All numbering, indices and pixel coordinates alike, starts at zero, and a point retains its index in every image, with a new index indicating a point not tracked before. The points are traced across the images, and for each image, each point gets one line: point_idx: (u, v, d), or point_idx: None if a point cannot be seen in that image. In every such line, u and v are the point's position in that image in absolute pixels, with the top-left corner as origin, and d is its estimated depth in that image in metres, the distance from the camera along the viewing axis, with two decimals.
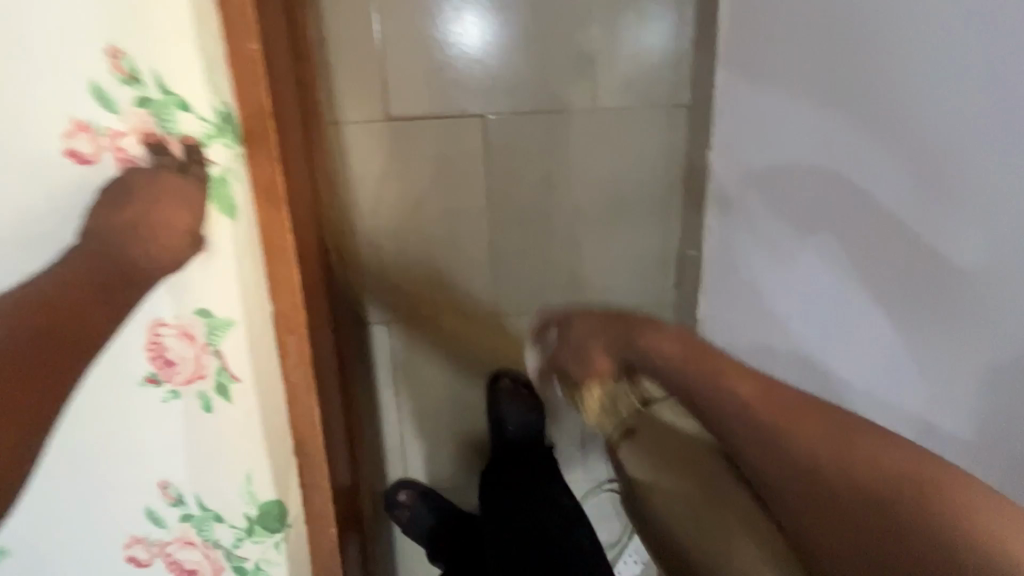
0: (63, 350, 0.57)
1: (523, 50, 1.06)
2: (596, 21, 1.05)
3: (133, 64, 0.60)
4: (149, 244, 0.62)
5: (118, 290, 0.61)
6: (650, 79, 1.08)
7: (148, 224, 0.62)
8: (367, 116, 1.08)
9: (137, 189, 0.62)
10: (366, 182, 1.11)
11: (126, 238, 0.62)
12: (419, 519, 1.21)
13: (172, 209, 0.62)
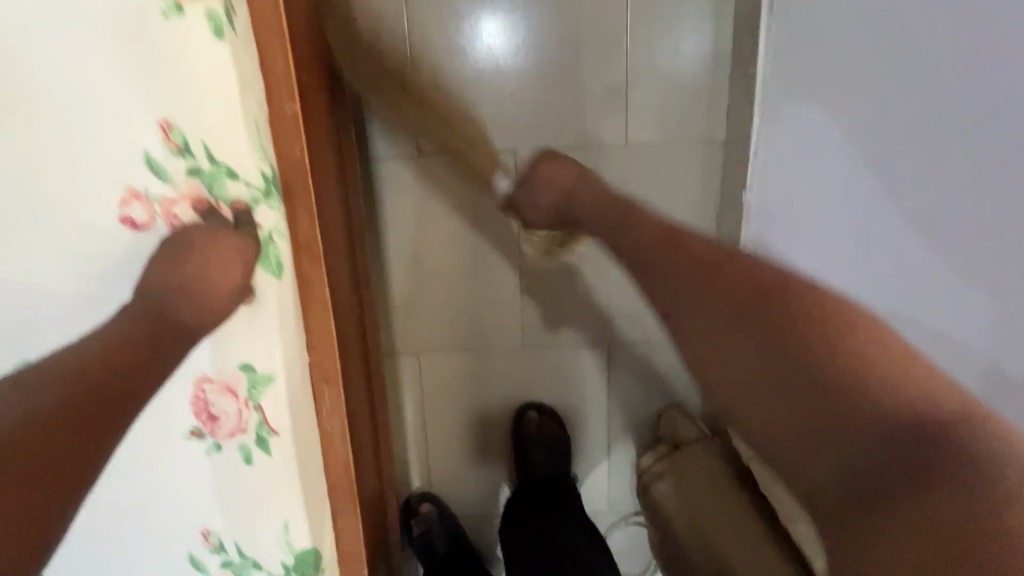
0: (106, 410, 0.53)
1: (551, 82, 1.06)
2: (627, 55, 1.04)
3: (183, 136, 0.62)
4: (192, 308, 0.63)
5: (163, 350, 0.60)
6: (683, 114, 1.07)
7: (189, 284, 0.63)
8: (399, 152, 1.09)
9: (184, 252, 0.64)
10: (393, 212, 1.12)
11: (173, 303, 0.62)
12: (431, 540, 1.21)
13: (222, 273, 0.63)
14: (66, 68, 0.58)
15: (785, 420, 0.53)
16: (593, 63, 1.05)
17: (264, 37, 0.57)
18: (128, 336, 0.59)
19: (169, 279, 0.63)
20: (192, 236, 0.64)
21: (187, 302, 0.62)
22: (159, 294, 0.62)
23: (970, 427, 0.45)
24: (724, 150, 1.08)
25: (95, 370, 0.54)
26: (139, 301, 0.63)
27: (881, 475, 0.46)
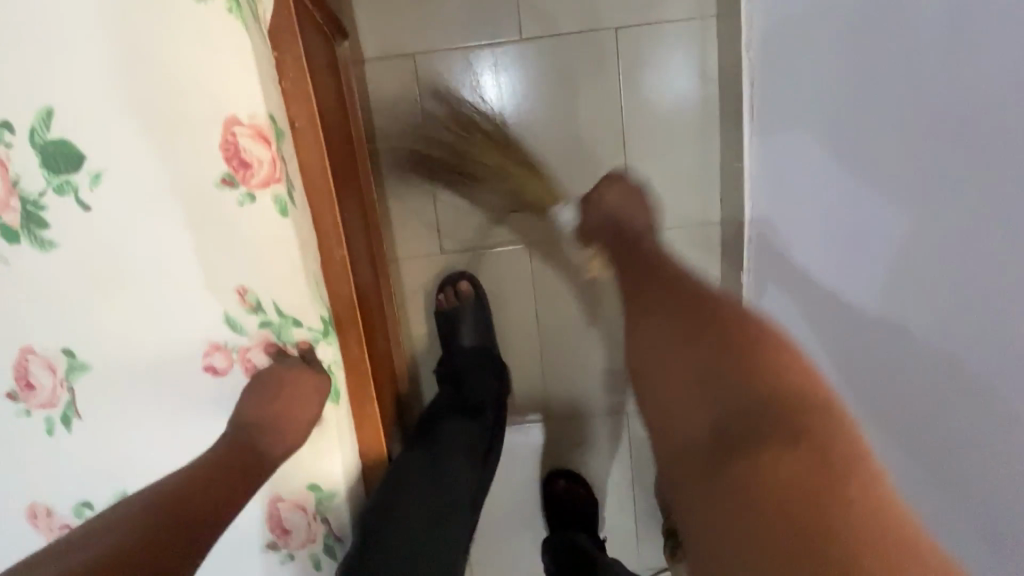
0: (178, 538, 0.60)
1: (553, 175, 1.21)
2: (615, 150, 1.21)
3: (256, 296, 0.73)
4: (281, 437, 0.73)
5: (246, 475, 0.69)
6: (679, 202, 1.23)
7: (275, 416, 0.73)
8: (422, 250, 1.25)
9: (267, 386, 0.74)
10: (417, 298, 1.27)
11: (265, 433, 0.73)
12: (460, 316, 1.19)
13: (305, 403, 0.75)
14: (167, 251, 0.71)
15: (687, 372, 0.64)
16: (592, 166, 1.22)
17: (316, 199, 0.81)
18: (222, 467, 0.69)
19: (259, 413, 0.73)
20: (282, 371, 0.74)
21: (278, 434, 0.73)
22: (253, 427, 0.73)
23: (812, 419, 0.54)
24: (717, 229, 1.23)
25: (190, 497, 0.64)
26: (241, 429, 0.73)
27: (743, 425, 0.56)
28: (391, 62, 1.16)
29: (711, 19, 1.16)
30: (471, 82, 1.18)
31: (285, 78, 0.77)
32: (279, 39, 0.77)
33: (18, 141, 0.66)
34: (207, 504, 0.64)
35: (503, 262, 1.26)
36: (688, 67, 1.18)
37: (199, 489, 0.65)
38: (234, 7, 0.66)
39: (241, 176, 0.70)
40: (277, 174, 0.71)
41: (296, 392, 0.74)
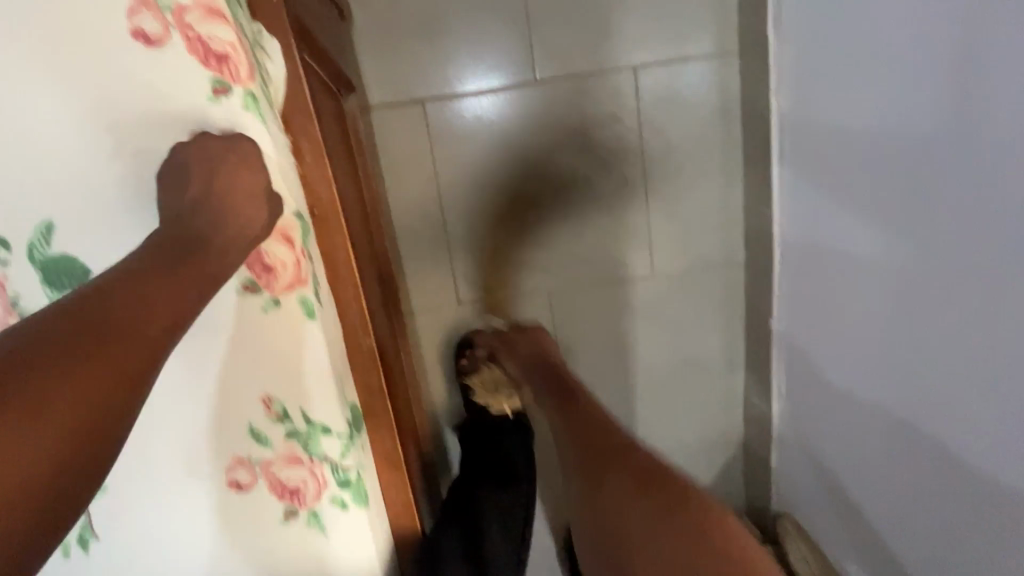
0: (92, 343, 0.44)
1: (573, 219, 1.17)
2: (637, 190, 1.16)
3: (282, 405, 0.68)
4: (230, 223, 0.57)
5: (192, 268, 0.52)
6: (704, 242, 1.18)
7: (214, 205, 0.57)
8: (438, 301, 1.20)
9: (192, 169, 0.58)
10: (432, 345, 1.23)
11: (204, 218, 0.56)
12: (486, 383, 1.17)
13: (248, 216, 0.58)
14: (189, 365, 0.63)
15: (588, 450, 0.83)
16: (610, 208, 1.16)
17: (340, 289, 0.75)
18: (155, 270, 0.50)
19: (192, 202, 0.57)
20: (208, 149, 0.58)
21: (213, 218, 0.56)
22: (183, 216, 0.56)
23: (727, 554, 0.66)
24: (744, 270, 1.19)
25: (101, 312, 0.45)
26: (172, 223, 0.55)
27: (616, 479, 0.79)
28: (402, 108, 1.10)
29: (735, 50, 1.09)
30: (481, 122, 1.11)
31: (302, 164, 0.71)
32: (294, 121, 0.70)
33: (14, 258, 0.60)
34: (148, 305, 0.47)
35: (526, 308, 1.21)
36: (711, 103, 1.11)
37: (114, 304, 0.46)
38: (249, 105, 0.60)
39: (264, 282, 0.64)
40: (302, 277, 0.66)
41: (233, 215, 0.57)
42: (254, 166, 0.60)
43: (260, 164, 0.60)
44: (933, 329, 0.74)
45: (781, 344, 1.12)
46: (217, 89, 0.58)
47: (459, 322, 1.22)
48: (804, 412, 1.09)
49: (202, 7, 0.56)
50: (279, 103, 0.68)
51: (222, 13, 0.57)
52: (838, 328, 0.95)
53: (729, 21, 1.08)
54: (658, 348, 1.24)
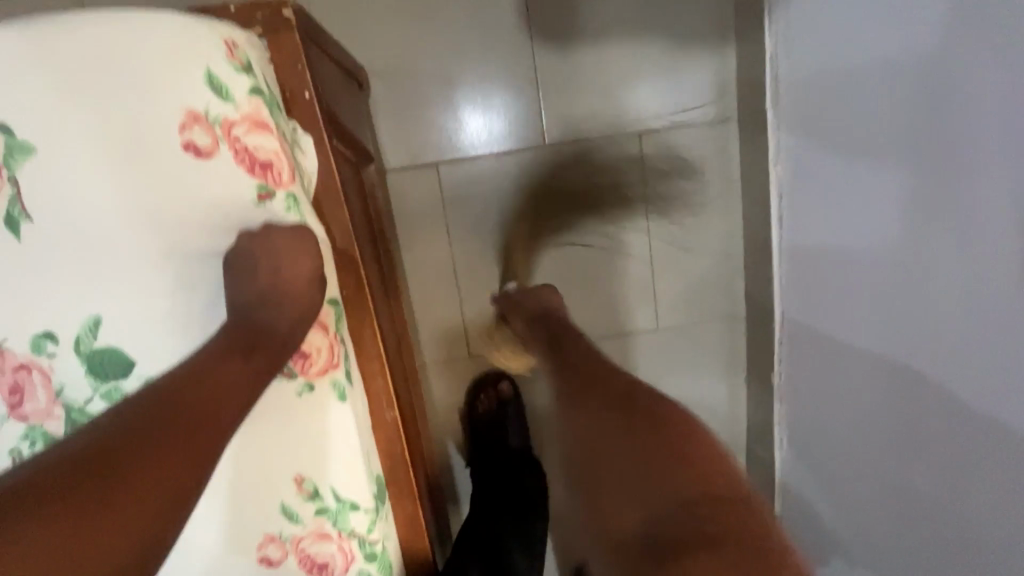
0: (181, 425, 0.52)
1: (580, 273, 1.20)
2: (643, 246, 1.20)
3: (314, 483, 0.70)
4: (286, 310, 0.63)
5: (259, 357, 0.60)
6: (706, 295, 1.23)
7: (273, 285, 0.62)
8: (449, 354, 1.23)
9: (257, 260, 0.62)
10: (442, 395, 1.26)
11: (267, 309, 0.62)
12: (504, 422, 1.20)
13: (300, 302, 0.63)
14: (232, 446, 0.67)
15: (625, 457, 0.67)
16: (617, 263, 1.20)
17: (366, 365, 0.78)
18: (223, 364, 0.58)
19: (252, 289, 0.62)
20: (273, 242, 0.62)
21: (277, 306, 0.62)
22: (248, 311, 0.62)
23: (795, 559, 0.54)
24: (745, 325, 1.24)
25: (175, 401, 0.53)
26: (241, 312, 0.62)
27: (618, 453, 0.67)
28: (416, 171, 1.14)
29: (734, 118, 1.15)
30: (494, 184, 1.15)
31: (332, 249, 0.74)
32: (325, 208, 0.74)
33: (62, 350, 0.62)
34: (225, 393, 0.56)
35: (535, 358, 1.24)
36: (712, 166, 1.16)
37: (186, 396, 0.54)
38: (292, 206, 0.64)
39: (300, 366, 0.67)
40: (335, 360, 0.69)
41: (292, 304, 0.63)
42: (307, 243, 0.63)
43: (313, 246, 0.63)
44: (923, 398, 0.78)
45: (782, 395, 1.16)
46: (261, 194, 0.62)
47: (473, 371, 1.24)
48: (802, 463, 1.12)
49: (250, 121, 0.61)
50: (313, 192, 0.72)
51: (267, 125, 0.62)
52: (832, 386, 0.99)
53: (727, 92, 1.14)
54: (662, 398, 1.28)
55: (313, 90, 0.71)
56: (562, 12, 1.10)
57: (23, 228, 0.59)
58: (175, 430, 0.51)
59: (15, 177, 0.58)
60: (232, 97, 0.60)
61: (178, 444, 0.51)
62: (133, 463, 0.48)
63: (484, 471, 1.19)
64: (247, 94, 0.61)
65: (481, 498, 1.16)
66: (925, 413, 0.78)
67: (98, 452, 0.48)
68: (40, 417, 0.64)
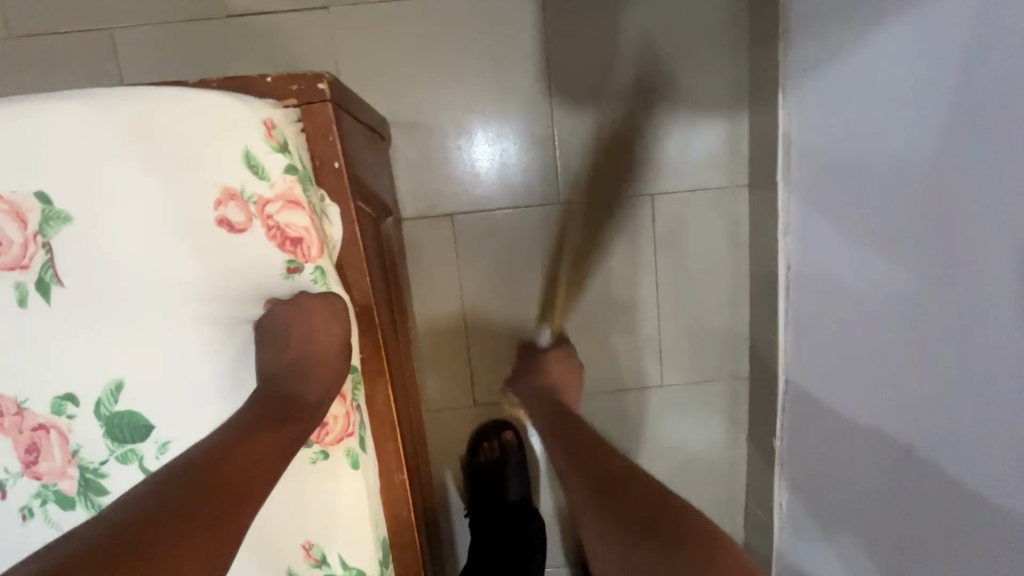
0: (218, 501, 0.51)
1: (588, 326, 1.22)
2: (650, 303, 1.21)
3: (322, 550, 0.70)
4: (316, 381, 0.63)
5: (291, 425, 0.60)
6: (710, 354, 1.24)
7: (307, 359, 0.63)
8: (454, 400, 1.23)
9: (289, 331, 0.63)
10: (445, 440, 1.25)
11: (296, 377, 0.62)
12: (508, 471, 1.20)
13: (328, 374, 0.64)
14: None
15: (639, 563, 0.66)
16: (624, 318, 1.22)
17: (377, 428, 0.79)
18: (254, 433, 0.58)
19: (286, 357, 0.63)
20: (309, 308, 0.63)
21: (308, 373, 0.63)
22: (276, 381, 0.62)
23: None
24: (748, 384, 1.25)
25: (207, 479, 0.52)
26: (269, 383, 0.62)
27: None
28: (431, 220, 1.16)
29: (745, 184, 1.17)
30: (508, 236, 1.17)
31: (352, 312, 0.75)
32: (347, 273, 0.75)
33: (81, 413, 0.63)
34: (259, 465, 0.55)
35: None
36: (721, 229, 1.19)
37: (217, 474, 0.53)
38: (319, 278, 0.65)
39: (316, 434, 0.67)
40: (351, 429, 0.69)
41: (319, 369, 0.63)
42: (336, 313, 0.64)
43: (343, 312, 0.64)
44: (929, 483, 0.78)
45: (782, 460, 1.17)
46: (290, 268, 0.64)
47: (479, 418, 1.25)
48: (800, 528, 1.12)
49: (283, 199, 0.63)
50: (337, 259, 0.74)
51: (299, 202, 0.63)
52: (834, 457, 1.00)
53: (740, 157, 1.16)
54: (662, 453, 1.28)
55: (343, 161, 0.72)
56: (581, 73, 1.12)
57: (53, 292, 0.60)
58: (206, 511, 0.50)
59: (49, 244, 0.59)
60: (268, 175, 0.62)
61: (209, 525, 0.49)
62: (170, 539, 0.47)
63: (484, 521, 1.19)
64: (283, 172, 0.62)
65: (481, 548, 1.16)
66: (929, 497, 0.79)
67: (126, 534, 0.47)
68: (53, 476, 0.64)
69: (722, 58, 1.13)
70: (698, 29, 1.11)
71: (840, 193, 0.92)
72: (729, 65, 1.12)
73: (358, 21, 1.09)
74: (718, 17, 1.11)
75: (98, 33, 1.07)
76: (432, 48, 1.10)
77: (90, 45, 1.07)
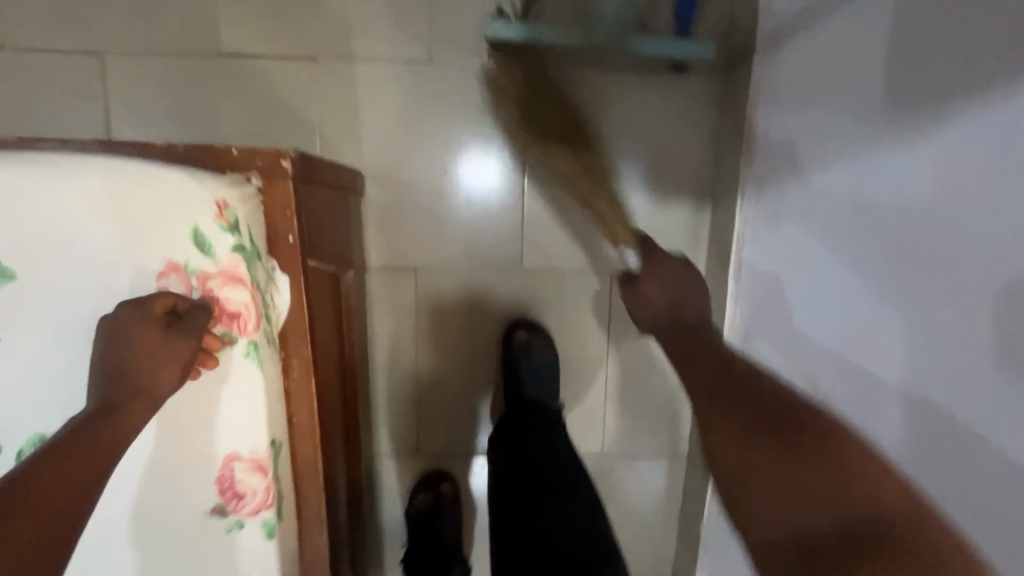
0: (83, 469, 0.51)
1: None
2: (600, 374, 1.25)
3: None
4: (152, 370, 0.60)
5: (141, 403, 0.59)
6: (653, 430, 1.27)
7: (140, 355, 0.59)
8: (398, 447, 1.25)
9: (123, 334, 0.60)
10: (386, 485, 1.27)
11: (129, 365, 0.59)
12: (442, 524, 1.22)
13: (162, 363, 0.60)
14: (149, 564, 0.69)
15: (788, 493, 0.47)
16: (573, 386, 1.25)
17: (303, 490, 0.80)
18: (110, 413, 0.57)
19: (110, 360, 0.60)
20: (144, 304, 0.61)
21: (143, 363, 0.60)
22: (112, 376, 0.59)
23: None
24: (685, 462, 1.29)
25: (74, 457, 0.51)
26: (106, 375, 0.59)
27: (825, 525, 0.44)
28: (397, 270, 1.18)
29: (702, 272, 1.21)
30: (469, 292, 1.20)
31: (288, 378, 0.77)
32: (288, 340, 0.76)
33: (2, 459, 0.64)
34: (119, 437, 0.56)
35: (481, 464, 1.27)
36: None
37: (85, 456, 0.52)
38: (251, 352, 0.68)
39: (232, 506, 0.69)
40: (269, 501, 0.70)
41: (150, 358, 0.60)
42: (175, 300, 0.62)
43: (172, 295, 0.62)
44: None
45: (707, 544, 1.21)
46: (223, 341, 0.66)
47: (421, 468, 1.26)
48: None
49: (225, 275, 0.65)
50: (280, 326, 0.75)
51: (242, 279, 0.66)
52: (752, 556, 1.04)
53: (700, 247, 1.20)
54: None
55: (298, 235, 0.74)
56: None
57: None
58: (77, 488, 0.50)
59: None
60: (213, 252, 0.65)
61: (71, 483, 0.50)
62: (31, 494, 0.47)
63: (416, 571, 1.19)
64: (229, 251, 0.65)
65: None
66: None
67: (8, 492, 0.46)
68: None
69: (691, 150, 1.16)
70: (674, 121, 1.15)
71: (790, 288, 0.93)
72: (698, 158, 1.16)
73: (345, 75, 1.12)
74: (691, 113, 1.15)
75: (88, 56, 1.09)
76: (413, 108, 1.13)
77: (78, 67, 1.09)
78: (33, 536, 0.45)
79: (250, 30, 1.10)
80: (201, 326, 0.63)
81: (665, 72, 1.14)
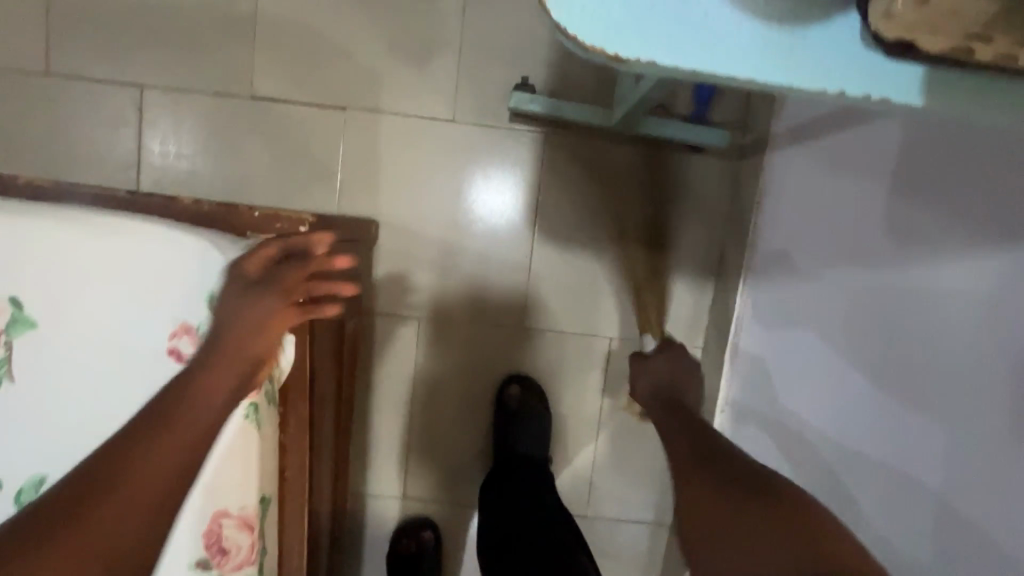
0: (169, 441, 0.54)
1: None
2: (591, 435, 1.26)
3: None
4: (247, 321, 0.63)
5: (231, 360, 0.62)
6: (639, 496, 1.28)
7: (242, 306, 0.63)
8: (385, 489, 1.26)
9: (231, 283, 0.64)
10: (369, 526, 1.27)
11: (232, 316, 0.63)
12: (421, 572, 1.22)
13: (261, 312, 0.63)
14: None
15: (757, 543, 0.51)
16: (564, 445, 1.26)
17: (286, 543, 0.82)
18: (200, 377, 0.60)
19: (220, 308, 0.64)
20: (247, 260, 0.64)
21: (242, 315, 0.63)
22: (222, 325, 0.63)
23: None
24: (669, 532, 1.28)
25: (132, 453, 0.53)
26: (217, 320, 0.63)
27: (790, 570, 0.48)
28: (400, 316, 1.21)
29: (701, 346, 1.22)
30: (468, 343, 1.22)
31: (284, 432, 0.78)
32: (287, 395, 0.78)
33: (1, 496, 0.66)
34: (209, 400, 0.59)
35: (464, 514, 1.27)
36: None
37: (150, 444, 0.53)
38: (251, 414, 0.70)
39: (216, 560, 0.72)
40: (252, 557, 0.73)
41: (249, 311, 0.63)
42: (275, 254, 0.65)
43: (273, 249, 0.65)
44: None
45: None
46: None
47: (405, 512, 1.27)
48: None
49: None
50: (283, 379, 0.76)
51: None
52: None
53: (700, 321, 1.21)
54: None
55: None
56: (568, 210, 1.19)
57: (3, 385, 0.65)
58: (148, 471, 0.52)
59: (10, 342, 0.64)
60: None
61: (160, 455, 0.53)
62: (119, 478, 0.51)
63: None
64: None
65: None
66: None
67: (74, 494, 0.50)
68: None
69: (698, 227, 1.19)
70: (685, 198, 1.18)
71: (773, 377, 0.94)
72: (705, 235, 1.19)
73: (370, 126, 1.16)
74: (701, 192, 1.18)
75: (128, 88, 1.14)
76: (433, 162, 1.17)
77: (119, 97, 1.14)
78: (127, 514, 0.50)
79: (284, 76, 1.14)
80: (286, 279, 0.64)
81: (679, 150, 1.17)
